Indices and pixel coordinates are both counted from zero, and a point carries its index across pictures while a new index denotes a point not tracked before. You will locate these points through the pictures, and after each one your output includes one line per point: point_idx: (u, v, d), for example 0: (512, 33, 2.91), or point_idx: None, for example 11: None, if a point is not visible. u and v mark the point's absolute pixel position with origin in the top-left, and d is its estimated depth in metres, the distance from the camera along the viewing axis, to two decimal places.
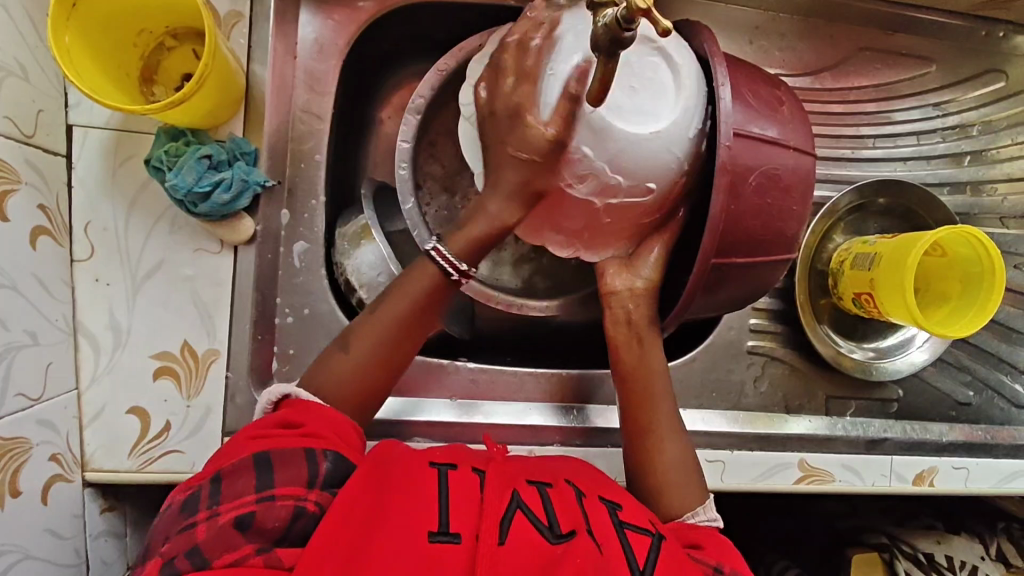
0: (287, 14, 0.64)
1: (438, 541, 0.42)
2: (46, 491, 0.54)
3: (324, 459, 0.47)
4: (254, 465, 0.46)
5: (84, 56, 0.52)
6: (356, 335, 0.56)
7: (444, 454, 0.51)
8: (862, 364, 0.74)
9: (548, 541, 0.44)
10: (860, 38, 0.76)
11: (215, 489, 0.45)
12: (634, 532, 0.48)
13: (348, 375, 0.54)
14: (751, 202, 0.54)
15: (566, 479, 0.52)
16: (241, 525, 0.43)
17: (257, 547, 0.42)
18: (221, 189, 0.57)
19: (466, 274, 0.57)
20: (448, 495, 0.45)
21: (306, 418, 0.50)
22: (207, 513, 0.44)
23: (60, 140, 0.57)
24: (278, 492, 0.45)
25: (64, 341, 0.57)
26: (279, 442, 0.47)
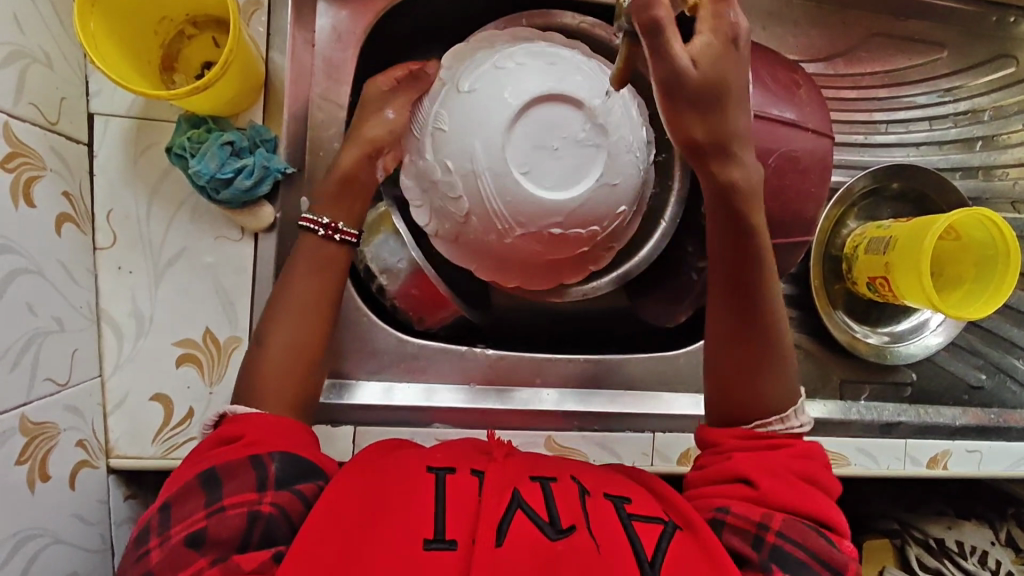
0: (305, 2, 0.64)
1: (434, 548, 0.41)
2: (74, 477, 0.55)
3: (270, 460, 0.47)
4: (200, 486, 0.46)
5: (109, 43, 0.53)
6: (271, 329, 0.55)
7: (444, 457, 0.50)
8: (877, 348, 0.75)
9: (548, 538, 0.43)
10: (872, 24, 0.76)
11: (166, 516, 0.45)
12: (643, 522, 0.47)
13: (269, 361, 0.53)
14: (770, 183, 0.55)
15: (571, 476, 0.52)
16: (195, 542, 0.43)
17: (212, 559, 0.43)
18: (243, 175, 0.57)
19: (328, 227, 0.57)
20: (445, 502, 0.44)
21: (244, 426, 0.49)
22: (160, 539, 0.44)
23: (82, 128, 0.58)
24: (229, 502, 0.45)
25: (88, 328, 0.57)
26: (218, 457, 0.47)
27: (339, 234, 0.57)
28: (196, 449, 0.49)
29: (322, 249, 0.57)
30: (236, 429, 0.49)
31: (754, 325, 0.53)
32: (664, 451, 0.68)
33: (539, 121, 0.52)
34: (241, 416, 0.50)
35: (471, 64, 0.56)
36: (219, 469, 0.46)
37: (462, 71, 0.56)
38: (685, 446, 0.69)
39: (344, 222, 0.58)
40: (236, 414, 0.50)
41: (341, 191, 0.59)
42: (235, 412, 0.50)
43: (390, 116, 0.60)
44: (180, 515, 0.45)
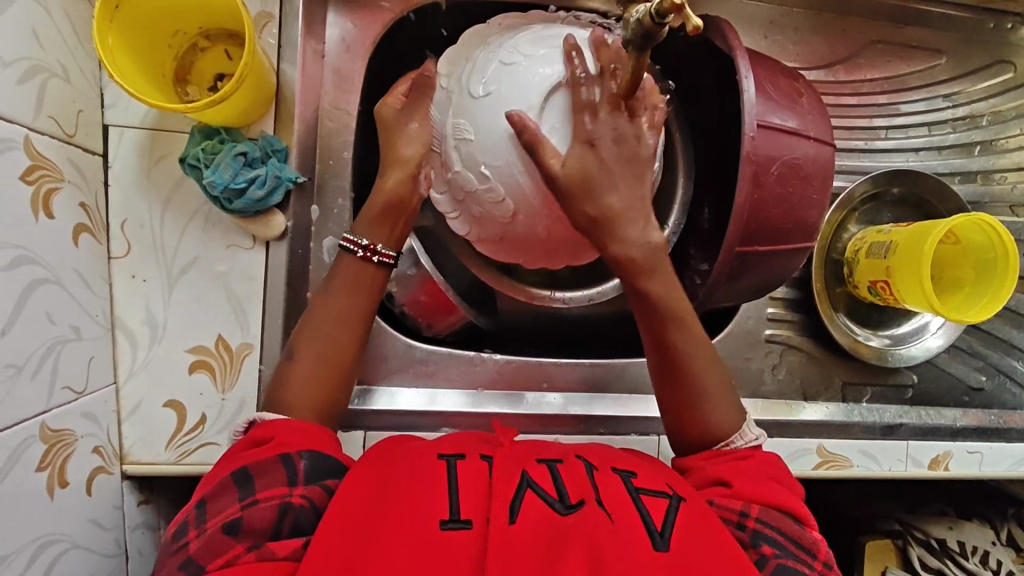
0: (315, 13, 0.65)
1: (450, 528, 0.42)
2: (90, 482, 0.56)
3: (300, 458, 0.48)
4: (233, 482, 0.47)
5: (125, 57, 0.54)
6: (298, 340, 0.56)
7: (452, 446, 0.51)
8: (879, 352, 0.76)
9: (559, 513, 0.44)
10: (872, 31, 0.78)
11: (201, 511, 0.46)
12: (650, 495, 0.49)
13: (301, 374, 0.55)
14: (774, 191, 0.55)
15: (578, 456, 0.53)
16: (231, 531, 0.45)
17: (248, 546, 0.44)
18: (256, 186, 0.58)
19: (367, 249, 0.59)
20: (458, 486, 0.45)
21: (274, 428, 0.50)
22: (197, 531, 0.45)
23: (97, 139, 0.59)
24: (261, 496, 0.46)
25: (103, 336, 0.58)
26: (250, 456, 0.48)
27: (377, 256, 0.59)
28: (226, 452, 0.50)
29: (350, 272, 0.59)
30: (267, 430, 0.50)
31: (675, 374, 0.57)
32: (670, 454, 0.69)
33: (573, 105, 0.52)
34: (272, 422, 0.51)
35: (477, 66, 0.53)
36: (250, 466, 0.48)
37: (471, 75, 0.53)
38: None
39: (383, 244, 0.60)
40: (266, 419, 0.52)
41: (387, 211, 0.60)
42: (263, 417, 0.52)
43: (412, 126, 0.59)
44: (214, 508, 0.46)
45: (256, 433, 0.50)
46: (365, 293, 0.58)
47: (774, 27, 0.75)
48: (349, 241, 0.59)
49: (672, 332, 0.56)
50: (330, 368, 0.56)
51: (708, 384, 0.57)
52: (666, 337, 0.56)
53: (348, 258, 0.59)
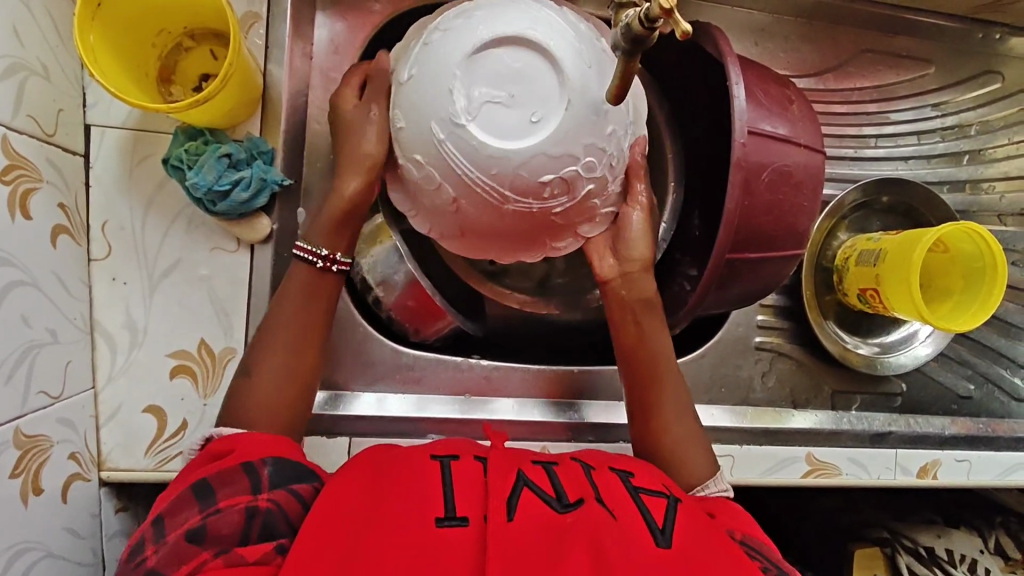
0: (304, 14, 0.64)
1: (446, 525, 0.42)
2: (66, 490, 0.54)
3: (263, 464, 0.48)
4: (191, 492, 0.46)
5: (107, 56, 0.53)
6: (257, 350, 0.56)
7: (443, 448, 0.51)
8: (869, 360, 0.76)
9: (558, 511, 0.45)
10: (861, 40, 0.78)
11: (160, 527, 0.45)
12: (649, 494, 0.50)
13: (256, 383, 0.55)
14: (765, 198, 0.55)
15: (574, 459, 0.54)
16: (193, 539, 0.44)
17: (215, 553, 0.43)
18: (240, 188, 0.57)
19: (327, 258, 0.58)
20: (453, 484, 0.45)
21: (233, 441, 0.49)
22: (155, 545, 0.44)
23: (78, 139, 0.58)
24: (223, 504, 0.45)
25: (82, 340, 0.57)
26: (209, 468, 0.47)
27: (337, 263, 0.59)
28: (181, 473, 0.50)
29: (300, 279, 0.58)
30: (228, 442, 0.49)
31: (642, 416, 0.61)
32: None
33: (493, 66, 0.48)
34: (230, 435, 0.51)
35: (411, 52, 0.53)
36: (210, 478, 0.46)
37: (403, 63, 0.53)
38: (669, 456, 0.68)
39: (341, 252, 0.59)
40: (223, 434, 0.51)
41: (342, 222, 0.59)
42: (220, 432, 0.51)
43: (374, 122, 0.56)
44: (173, 518, 0.45)
45: (211, 449, 0.49)
46: (311, 291, 0.58)
47: (765, 34, 0.76)
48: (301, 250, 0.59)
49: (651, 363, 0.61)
50: (279, 397, 0.55)
51: (676, 427, 0.60)
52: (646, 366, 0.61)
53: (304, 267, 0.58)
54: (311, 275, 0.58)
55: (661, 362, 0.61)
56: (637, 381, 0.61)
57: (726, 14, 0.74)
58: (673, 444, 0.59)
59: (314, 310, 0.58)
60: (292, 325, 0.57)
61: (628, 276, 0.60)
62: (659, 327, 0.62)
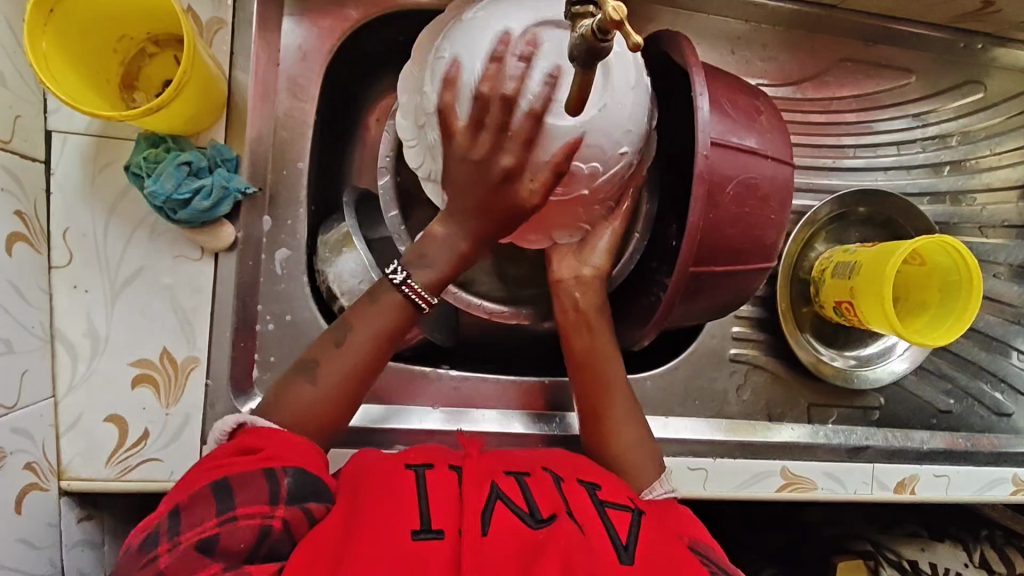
0: (270, 21, 0.64)
1: (422, 538, 0.42)
2: (20, 501, 0.54)
3: (284, 474, 0.46)
4: (209, 491, 0.44)
5: (63, 62, 0.52)
6: (324, 367, 0.54)
7: (419, 457, 0.51)
8: (844, 372, 0.75)
9: (531, 527, 0.44)
10: (841, 49, 0.77)
11: (175, 522, 0.43)
12: (615, 510, 0.49)
13: (303, 401, 0.53)
14: (730, 211, 0.54)
15: (544, 468, 0.53)
16: (206, 549, 0.42)
17: (222, 567, 0.41)
18: (201, 196, 0.56)
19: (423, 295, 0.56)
20: (428, 497, 0.45)
21: (263, 441, 0.48)
22: (168, 544, 0.42)
23: (38, 146, 0.57)
24: (239, 513, 0.43)
25: (40, 348, 0.56)
26: (237, 464, 0.46)
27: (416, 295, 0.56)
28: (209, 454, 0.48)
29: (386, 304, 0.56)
30: (257, 441, 0.48)
31: (594, 417, 0.61)
32: None
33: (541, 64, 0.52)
34: (265, 429, 0.50)
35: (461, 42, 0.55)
36: (231, 477, 0.45)
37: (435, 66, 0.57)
38: None
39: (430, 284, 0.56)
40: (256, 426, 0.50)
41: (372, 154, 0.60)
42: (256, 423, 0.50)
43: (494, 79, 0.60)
44: (189, 516, 0.43)
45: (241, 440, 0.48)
46: (390, 333, 0.56)
47: (742, 42, 0.75)
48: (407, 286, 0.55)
49: (601, 367, 0.63)
50: (313, 398, 0.54)
51: (624, 431, 0.61)
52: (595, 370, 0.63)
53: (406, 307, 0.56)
54: (406, 306, 0.56)
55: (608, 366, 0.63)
56: (595, 386, 0.62)
57: (701, 22, 0.74)
58: (634, 438, 0.60)
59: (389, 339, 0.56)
60: (362, 354, 0.55)
61: (580, 279, 0.64)
62: (602, 328, 0.64)
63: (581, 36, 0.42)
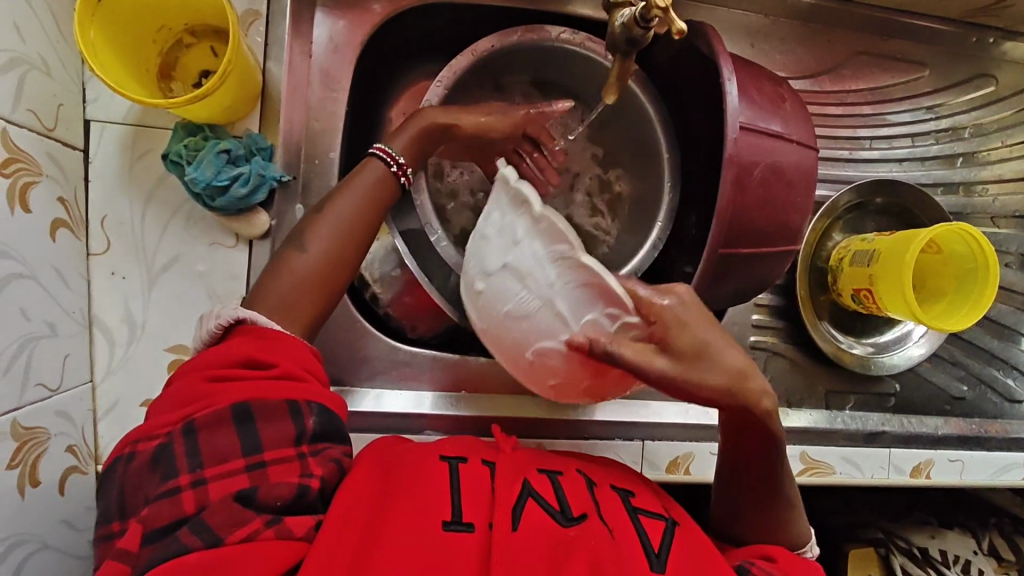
0: (303, 13, 0.65)
1: (452, 529, 0.43)
2: (63, 482, 0.55)
3: (311, 413, 0.46)
4: (230, 418, 0.43)
5: (108, 51, 0.53)
6: (309, 235, 0.53)
7: (452, 448, 0.52)
8: (863, 359, 0.76)
9: (561, 524, 0.45)
10: (856, 43, 0.78)
11: (191, 446, 0.42)
12: (647, 517, 0.50)
13: (303, 272, 0.52)
14: (757, 194, 0.55)
15: (578, 470, 0.54)
16: (240, 497, 0.41)
17: (267, 522, 0.41)
18: (239, 183, 0.58)
19: (401, 166, 0.57)
20: (460, 489, 0.46)
21: (273, 354, 0.46)
22: (191, 478, 0.41)
23: (78, 134, 0.58)
24: (267, 458, 0.43)
25: (80, 333, 0.57)
26: (254, 391, 0.44)
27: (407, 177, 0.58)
28: (209, 355, 0.46)
29: (370, 173, 0.56)
30: (269, 355, 0.46)
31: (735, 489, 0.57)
32: (653, 459, 0.69)
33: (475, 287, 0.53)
34: (270, 331, 0.48)
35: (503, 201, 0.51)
36: (252, 406, 0.43)
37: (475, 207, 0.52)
38: (674, 454, 0.70)
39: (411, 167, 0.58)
40: (260, 324, 0.48)
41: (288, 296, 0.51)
42: (258, 323, 0.48)
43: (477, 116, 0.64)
44: (210, 454, 0.42)
45: (250, 351, 0.46)
46: (378, 199, 0.56)
47: (761, 36, 0.76)
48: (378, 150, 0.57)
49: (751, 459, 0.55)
50: (310, 276, 0.52)
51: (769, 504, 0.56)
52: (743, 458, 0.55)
53: (380, 168, 0.57)
54: (387, 176, 0.57)
55: (781, 486, 0.56)
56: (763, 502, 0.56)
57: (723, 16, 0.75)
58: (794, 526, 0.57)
59: (373, 214, 0.55)
60: (345, 222, 0.54)
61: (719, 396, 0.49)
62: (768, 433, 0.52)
63: (624, 21, 0.43)
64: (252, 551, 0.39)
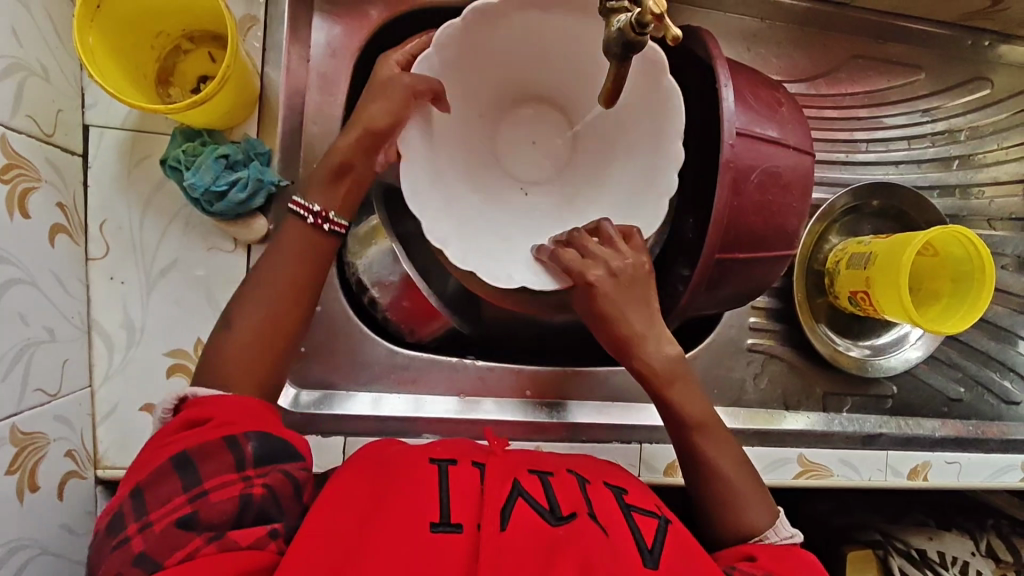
0: (301, 19, 0.65)
1: (439, 531, 0.43)
2: (62, 487, 0.55)
3: (246, 439, 0.46)
4: (172, 468, 0.44)
5: (106, 56, 0.54)
6: (238, 311, 0.54)
7: (443, 451, 0.52)
8: (859, 362, 0.77)
9: (550, 523, 0.45)
10: (853, 46, 0.79)
11: (139, 501, 0.43)
12: (641, 514, 0.50)
13: (238, 350, 0.52)
14: (753, 199, 0.56)
15: (569, 469, 0.54)
16: (183, 523, 0.42)
17: (208, 538, 0.42)
18: (237, 188, 0.58)
19: (320, 214, 0.56)
20: (449, 492, 0.46)
21: (208, 407, 0.47)
22: (138, 525, 0.42)
23: (77, 140, 0.58)
24: (209, 486, 0.43)
25: (78, 338, 0.57)
26: (188, 439, 0.45)
27: (329, 224, 0.57)
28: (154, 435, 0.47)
29: (291, 234, 0.57)
30: (201, 411, 0.47)
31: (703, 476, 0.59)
32: (651, 461, 0.69)
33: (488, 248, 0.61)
34: (206, 397, 0.49)
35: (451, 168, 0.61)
36: (190, 451, 0.44)
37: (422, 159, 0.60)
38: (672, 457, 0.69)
39: (334, 211, 0.57)
40: (198, 396, 0.49)
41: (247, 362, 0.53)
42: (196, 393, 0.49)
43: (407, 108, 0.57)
44: (157, 498, 0.43)
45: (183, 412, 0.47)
46: (302, 252, 0.56)
47: (758, 40, 0.77)
48: (292, 204, 0.57)
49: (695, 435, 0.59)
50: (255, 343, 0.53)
51: (736, 484, 0.58)
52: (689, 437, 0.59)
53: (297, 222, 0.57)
54: (304, 230, 0.57)
55: (717, 478, 0.58)
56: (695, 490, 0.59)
57: (719, 19, 0.75)
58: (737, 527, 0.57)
59: (302, 267, 0.56)
60: (276, 288, 0.55)
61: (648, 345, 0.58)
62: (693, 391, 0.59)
63: (622, 24, 0.43)
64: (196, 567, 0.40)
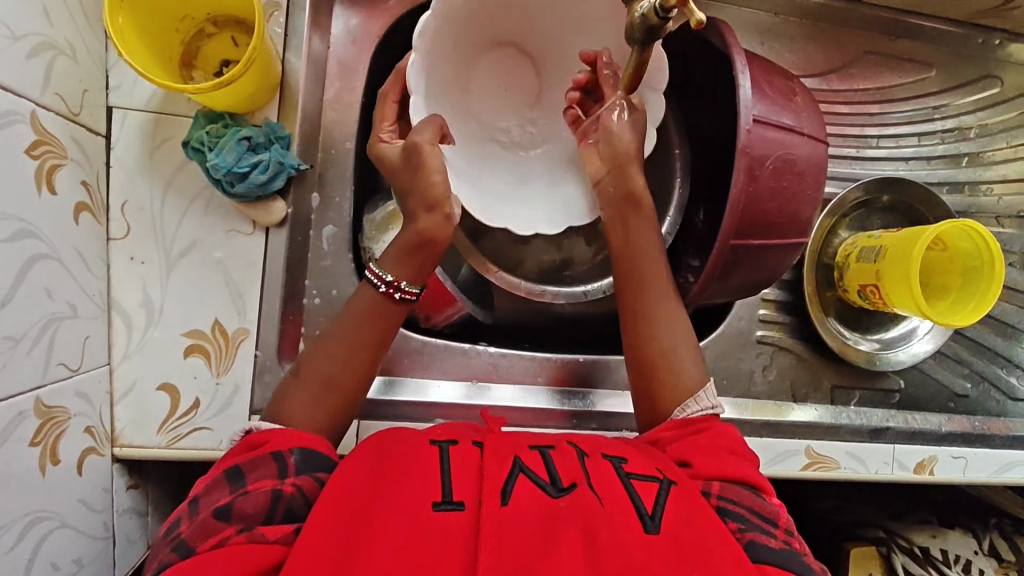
0: (322, 7, 0.67)
1: (442, 509, 0.41)
2: (81, 463, 0.55)
3: (291, 453, 0.48)
4: (225, 478, 0.46)
5: (134, 35, 0.54)
6: (308, 360, 0.56)
7: (444, 431, 0.50)
8: (868, 355, 0.77)
9: (552, 496, 0.43)
10: (865, 42, 0.80)
11: (193, 507, 0.45)
12: (641, 480, 0.47)
13: (300, 399, 0.54)
14: (769, 185, 0.56)
15: (569, 442, 0.51)
16: (220, 514, 0.44)
17: (239, 529, 0.43)
18: (259, 170, 0.59)
19: (391, 284, 0.56)
20: (450, 469, 0.44)
21: (267, 434, 0.50)
22: (187, 522, 0.45)
23: (101, 120, 0.59)
24: (252, 485, 0.45)
25: (99, 316, 0.58)
26: (244, 456, 0.48)
27: (400, 292, 0.57)
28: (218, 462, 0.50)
29: (362, 298, 0.57)
30: (260, 435, 0.50)
31: (641, 368, 0.58)
32: None
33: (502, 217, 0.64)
34: (269, 429, 0.51)
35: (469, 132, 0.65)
36: (243, 464, 0.47)
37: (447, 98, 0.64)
38: None
39: (407, 280, 0.57)
40: (263, 428, 0.51)
41: (320, 394, 0.54)
42: (260, 427, 0.51)
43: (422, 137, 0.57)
44: (207, 498, 0.46)
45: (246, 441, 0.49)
46: (371, 320, 0.57)
47: (771, 35, 0.77)
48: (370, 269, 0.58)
49: (635, 298, 0.60)
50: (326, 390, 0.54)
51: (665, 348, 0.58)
52: (637, 318, 0.60)
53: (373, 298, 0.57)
54: (379, 299, 0.57)
55: (668, 367, 0.57)
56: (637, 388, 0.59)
57: (733, 14, 0.77)
58: (667, 388, 0.57)
59: (372, 327, 0.56)
60: (348, 338, 0.56)
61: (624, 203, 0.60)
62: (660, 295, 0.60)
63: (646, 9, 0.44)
64: (223, 553, 0.41)
